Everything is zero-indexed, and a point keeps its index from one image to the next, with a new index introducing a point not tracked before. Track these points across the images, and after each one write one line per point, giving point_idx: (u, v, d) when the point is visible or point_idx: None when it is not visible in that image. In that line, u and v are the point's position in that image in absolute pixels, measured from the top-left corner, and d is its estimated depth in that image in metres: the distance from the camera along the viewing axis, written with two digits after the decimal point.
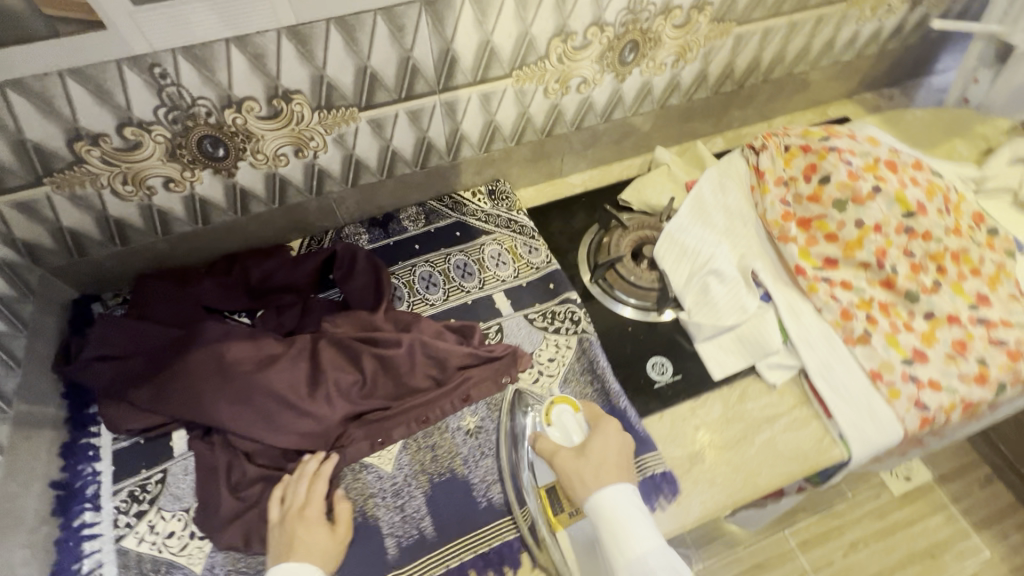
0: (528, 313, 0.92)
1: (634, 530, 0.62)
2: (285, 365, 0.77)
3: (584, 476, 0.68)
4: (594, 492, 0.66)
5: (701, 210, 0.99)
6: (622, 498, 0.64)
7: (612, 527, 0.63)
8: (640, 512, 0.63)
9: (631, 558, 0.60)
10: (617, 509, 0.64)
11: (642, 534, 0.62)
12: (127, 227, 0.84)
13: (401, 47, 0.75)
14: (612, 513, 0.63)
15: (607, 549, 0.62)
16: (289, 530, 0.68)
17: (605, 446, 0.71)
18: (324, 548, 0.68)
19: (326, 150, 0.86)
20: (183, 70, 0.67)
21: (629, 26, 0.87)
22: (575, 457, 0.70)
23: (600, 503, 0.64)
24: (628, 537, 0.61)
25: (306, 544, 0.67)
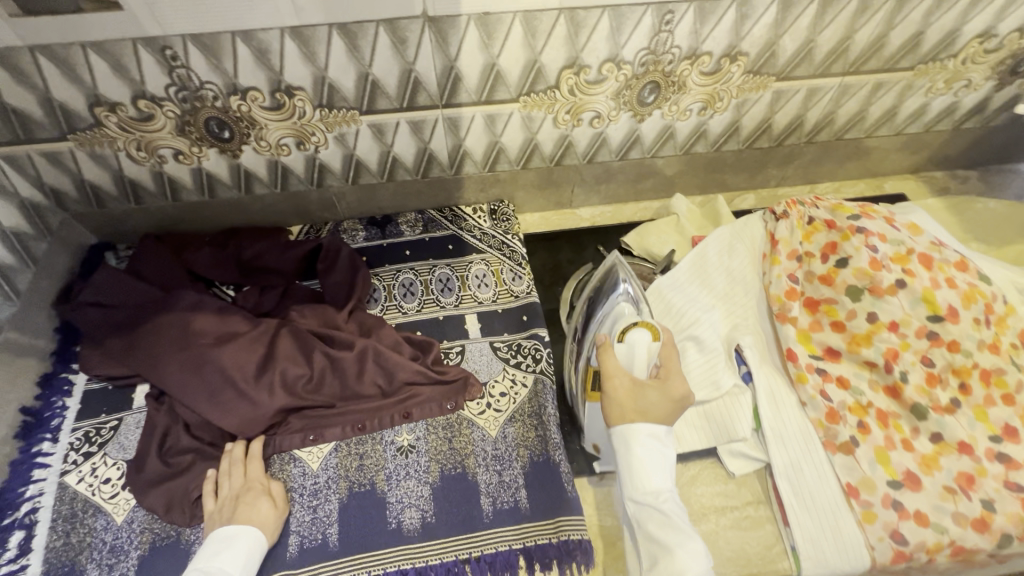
0: (494, 341, 0.91)
1: (657, 465, 0.62)
2: (241, 346, 0.80)
3: (624, 408, 0.64)
4: (629, 420, 0.63)
5: (701, 270, 0.93)
6: (655, 432, 0.63)
7: (632, 462, 0.62)
8: (662, 453, 0.63)
9: (648, 491, 0.61)
10: (649, 443, 0.62)
11: (664, 468, 0.63)
12: (141, 188, 0.90)
13: (404, 59, 0.76)
14: (636, 449, 0.62)
15: (624, 476, 0.62)
16: (230, 507, 0.72)
17: (662, 405, 0.64)
18: (266, 515, 0.72)
19: (327, 147, 0.88)
20: (193, 55, 0.71)
21: (649, 66, 0.83)
22: (625, 393, 0.65)
23: (632, 433, 0.62)
24: (647, 476, 0.61)
25: (249, 509, 0.71)
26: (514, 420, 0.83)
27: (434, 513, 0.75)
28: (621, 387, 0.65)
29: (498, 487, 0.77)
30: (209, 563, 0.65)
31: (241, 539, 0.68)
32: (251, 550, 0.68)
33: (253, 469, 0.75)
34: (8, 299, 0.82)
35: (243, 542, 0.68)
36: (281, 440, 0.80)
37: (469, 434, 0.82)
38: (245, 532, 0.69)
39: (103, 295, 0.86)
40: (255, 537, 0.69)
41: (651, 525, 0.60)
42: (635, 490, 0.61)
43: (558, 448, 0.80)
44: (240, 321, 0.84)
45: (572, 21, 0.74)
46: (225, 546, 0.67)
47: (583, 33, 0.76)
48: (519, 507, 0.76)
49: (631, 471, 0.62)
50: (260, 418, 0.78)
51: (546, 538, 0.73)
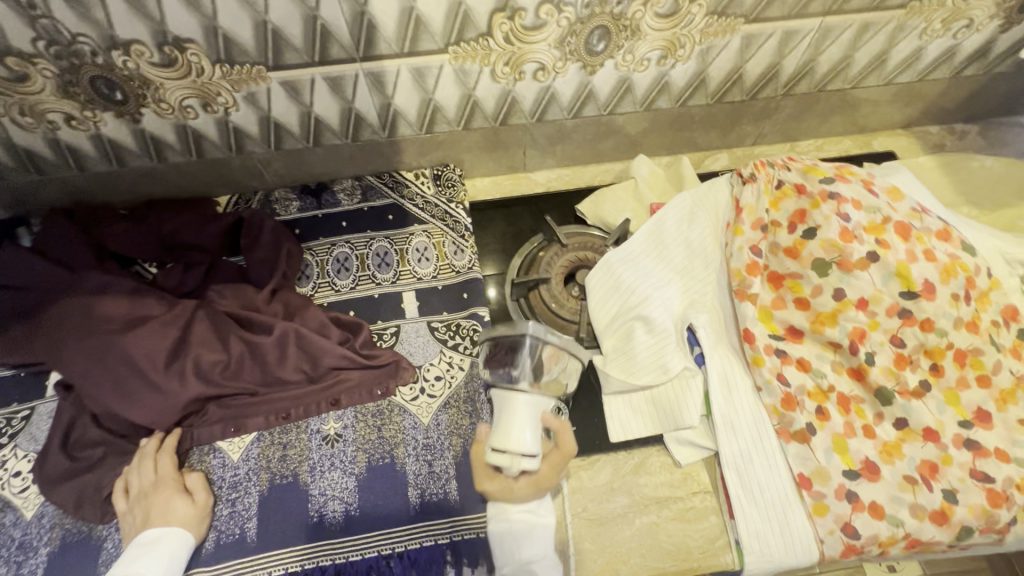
0: (432, 321, 0.84)
1: (529, 537, 0.63)
2: (150, 331, 0.74)
3: (492, 486, 0.66)
4: (496, 497, 0.66)
5: (657, 241, 0.84)
6: (525, 508, 0.65)
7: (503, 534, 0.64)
8: (538, 522, 0.64)
9: (515, 560, 0.62)
10: (514, 516, 0.64)
11: (536, 537, 0.63)
12: (39, 158, 0.82)
13: (304, 4, 0.66)
14: (505, 523, 0.64)
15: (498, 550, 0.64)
16: (146, 504, 0.69)
17: (523, 487, 0.65)
18: (184, 512, 0.68)
19: (238, 109, 0.79)
20: (54, 3, 0.62)
21: (595, 8, 0.72)
22: (491, 483, 0.66)
23: (495, 509, 0.65)
24: (517, 543, 0.63)
25: (164, 507, 0.67)
26: (448, 407, 0.77)
27: (358, 506, 0.71)
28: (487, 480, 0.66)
29: (427, 477, 0.73)
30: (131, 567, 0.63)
31: (166, 540, 0.65)
32: (177, 551, 0.66)
33: (165, 464, 0.71)
34: None
35: (168, 543, 0.65)
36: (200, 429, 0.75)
37: (399, 421, 0.77)
38: (164, 536, 0.66)
39: (7, 277, 0.81)
40: (181, 536, 0.67)
41: None
42: (503, 559, 0.63)
43: None
44: (153, 304, 0.78)
45: None
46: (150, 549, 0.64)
47: None
48: (449, 499, 0.72)
49: (500, 544, 0.64)
50: (174, 408, 0.73)
51: (476, 533, 0.69)
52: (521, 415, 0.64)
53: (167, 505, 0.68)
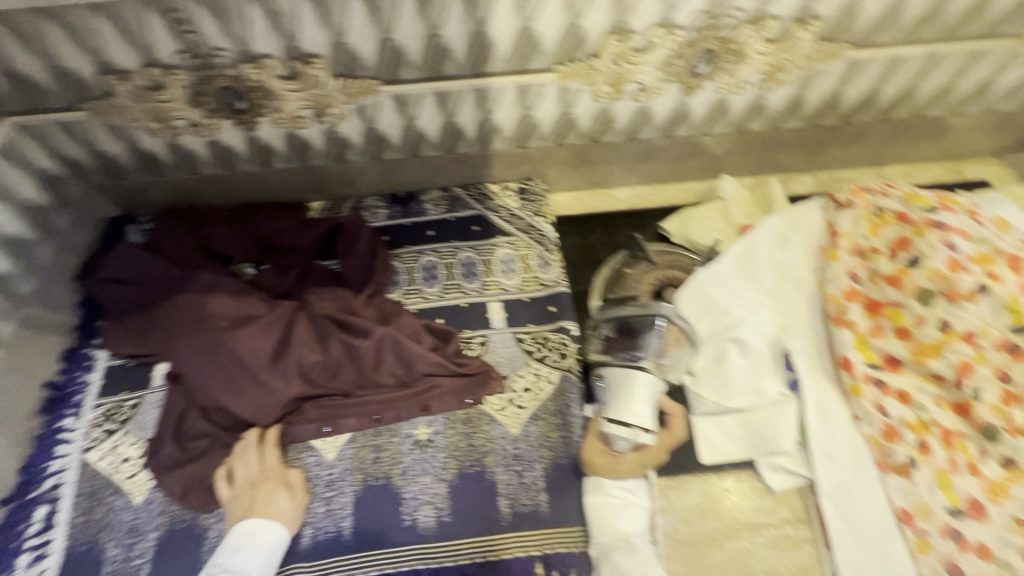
0: (519, 333, 0.85)
1: (625, 511, 0.70)
2: (256, 330, 0.77)
3: (602, 463, 0.72)
4: (600, 473, 0.72)
5: (748, 263, 0.84)
6: (623, 486, 0.72)
7: (603, 506, 0.70)
8: (633, 499, 0.71)
9: (615, 530, 0.68)
10: (616, 491, 0.71)
11: (632, 511, 0.70)
12: (158, 160, 0.87)
13: (430, 24, 0.69)
14: (605, 496, 0.70)
15: (593, 519, 0.70)
16: (252, 495, 0.71)
17: (630, 463, 0.72)
18: (285, 507, 0.71)
19: (347, 120, 0.82)
20: (203, 19, 0.66)
21: (705, 32, 0.73)
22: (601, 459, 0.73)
23: (598, 483, 0.71)
24: (616, 516, 0.69)
25: (268, 501, 0.71)
26: (537, 419, 0.78)
27: (450, 512, 0.73)
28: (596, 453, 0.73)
29: (518, 488, 0.74)
30: (231, 560, 0.66)
31: (265, 535, 0.68)
32: (272, 548, 0.68)
33: (270, 455, 0.74)
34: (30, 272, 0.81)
35: (266, 538, 0.68)
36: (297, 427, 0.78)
37: (489, 431, 0.78)
38: (260, 529, 0.68)
39: (123, 272, 0.86)
40: (277, 532, 0.69)
41: (623, 558, 0.66)
42: (601, 529, 0.69)
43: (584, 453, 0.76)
44: (257, 304, 0.81)
45: None
46: (251, 540, 0.68)
47: None
48: (540, 511, 0.72)
49: (599, 515, 0.70)
50: (276, 406, 0.76)
51: (569, 547, 0.70)
52: (641, 394, 0.73)
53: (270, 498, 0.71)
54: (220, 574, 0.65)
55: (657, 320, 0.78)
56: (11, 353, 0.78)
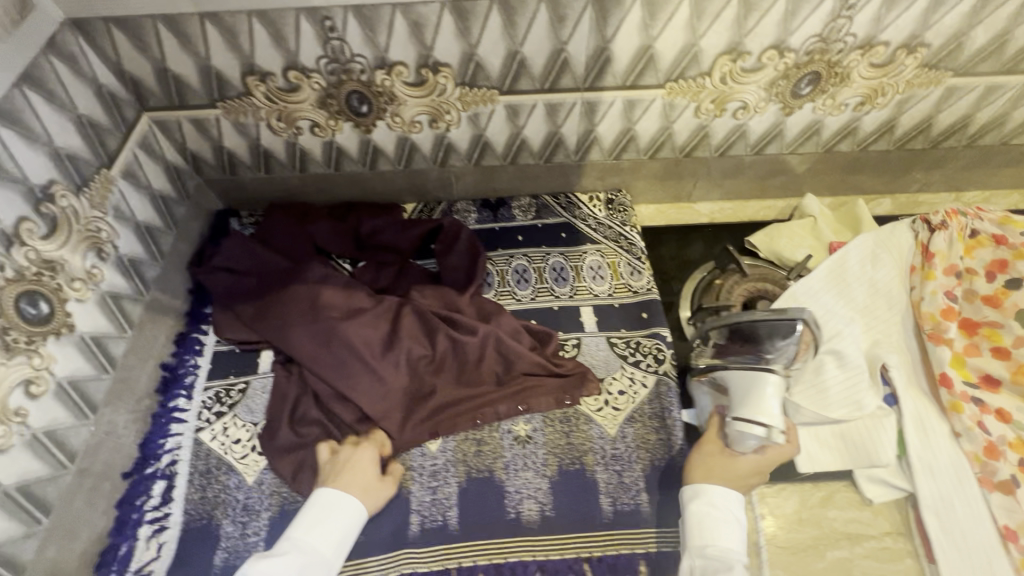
0: (611, 337, 0.88)
1: (727, 528, 0.65)
2: (367, 321, 0.81)
3: (712, 467, 0.69)
4: (706, 480, 0.68)
5: (840, 279, 0.86)
6: (727, 499, 0.66)
7: (704, 516, 0.65)
8: (736, 517, 0.66)
9: (716, 545, 0.63)
10: (719, 502, 0.66)
11: (733, 529, 0.65)
12: (273, 158, 0.92)
13: (557, 38, 0.73)
14: (709, 506, 0.66)
15: (692, 529, 0.65)
16: (338, 466, 0.73)
17: (745, 470, 0.68)
18: (364, 484, 0.72)
19: (458, 126, 0.87)
20: (350, 27, 0.71)
21: (815, 55, 0.76)
22: (713, 460, 0.69)
23: (703, 489, 0.67)
24: (718, 530, 0.64)
25: (351, 475, 0.72)
26: (634, 420, 0.80)
27: (553, 507, 0.74)
28: (708, 455, 0.70)
29: (618, 488, 0.76)
30: (305, 536, 0.67)
31: (342, 511, 0.69)
32: (347, 527, 0.69)
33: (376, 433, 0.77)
34: (155, 259, 0.85)
35: (344, 516, 0.69)
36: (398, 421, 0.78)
37: (587, 430, 0.80)
38: (338, 501, 0.70)
39: (234, 262, 0.90)
40: (356, 510, 0.70)
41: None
42: (701, 540, 0.64)
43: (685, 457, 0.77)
44: (365, 297, 0.85)
45: (745, 4, 0.69)
46: (328, 512, 0.69)
47: (754, 16, 0.71)
48: (640, 511, 0.74)
49: (699, 526, 0.65)
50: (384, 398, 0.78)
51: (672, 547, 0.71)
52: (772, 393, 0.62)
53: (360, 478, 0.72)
54: (291, 548, 0.65)
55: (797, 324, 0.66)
56: (136, 333, 0.80)
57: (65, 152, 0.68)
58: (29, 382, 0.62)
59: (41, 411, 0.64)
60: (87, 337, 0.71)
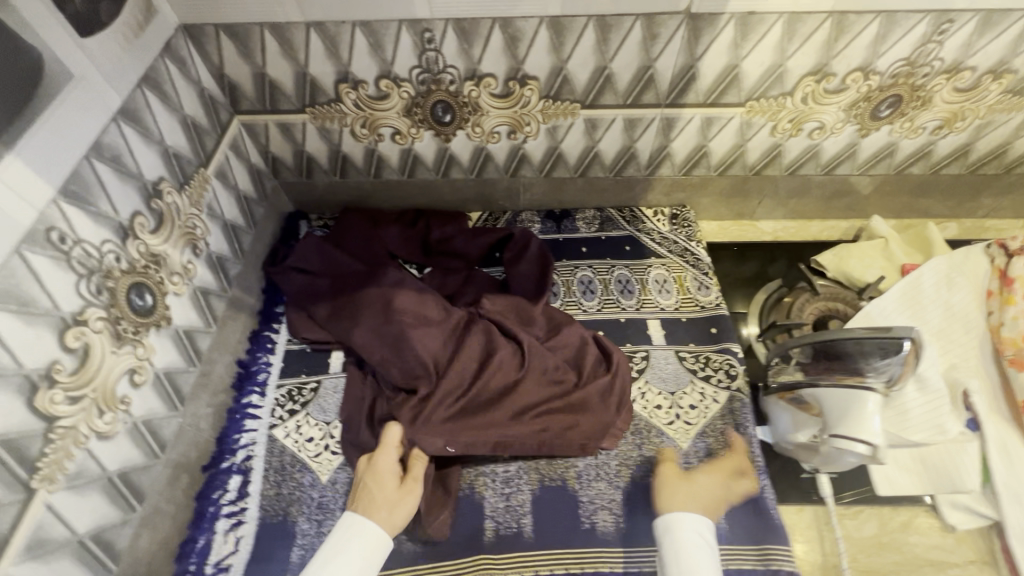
0: (680, 351, 0.88)
1: (705, 557, 0.63)
2: (432, 332, 0.80)
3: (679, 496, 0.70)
4: (673, 512, 0.68)
5: (914, 300, 0.85)
6: (699, 530, 0.66)
7: (679, 547, 0.64)
8: (710, 545, 0.64)
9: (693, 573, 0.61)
10: (692, 529, 0.65)
11: (710, 557, 0.63)
12: (350, 163, 0.94)
13: (647, 55, 0.75)
14: (682, 536, 0.65)
15: (670, 564, 0.63)
16: (366, 494, 0.69)
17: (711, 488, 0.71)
18: (388, 504, 0.68)
19: (536, 138, 0.88)
20: (448, 38, 0.73)
21: (900, 78, 0.77)
22: (680, 492, 0.70)
23: (671, 519, 0.67)
24: (693, 559, 0.62)
25: (370, 493, 0.69)
26: (706, 435, 0.80)
27: (628, 520, 0.74)
28: (674, 485, 0.71)
29: None
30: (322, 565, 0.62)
31: (354, 534, 0.65)
32: (367, 550, 0.64)
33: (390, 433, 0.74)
34: (236, 258, 0.88)
35: (363, 538, 0.64)
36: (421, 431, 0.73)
37: (659, 443, 0.80)
38: (360, 527, 0.65)
39: (306, 262, 0.91)
40: (376, 534, 0.65)
41: None
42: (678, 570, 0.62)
43: (760, 473, 0.76)
44: (434, 308, 0.83)
45: (837, 26, 0.70)
46: (348, 533, 0.65)
47: (844, 39, 0.72)
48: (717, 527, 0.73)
49: (673, 554, 0.64)
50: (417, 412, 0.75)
51: (753, 565, 0.70)
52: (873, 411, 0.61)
53: (382, 499, 0.69)
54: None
55: (902, 341, 0.61)
56: (218, 329, 0.82)
57: (172, 151, 0.71)
58: (134, 371, 0.64)
59: (140, 400, 0.65)
60: (180, 330, 0.73)
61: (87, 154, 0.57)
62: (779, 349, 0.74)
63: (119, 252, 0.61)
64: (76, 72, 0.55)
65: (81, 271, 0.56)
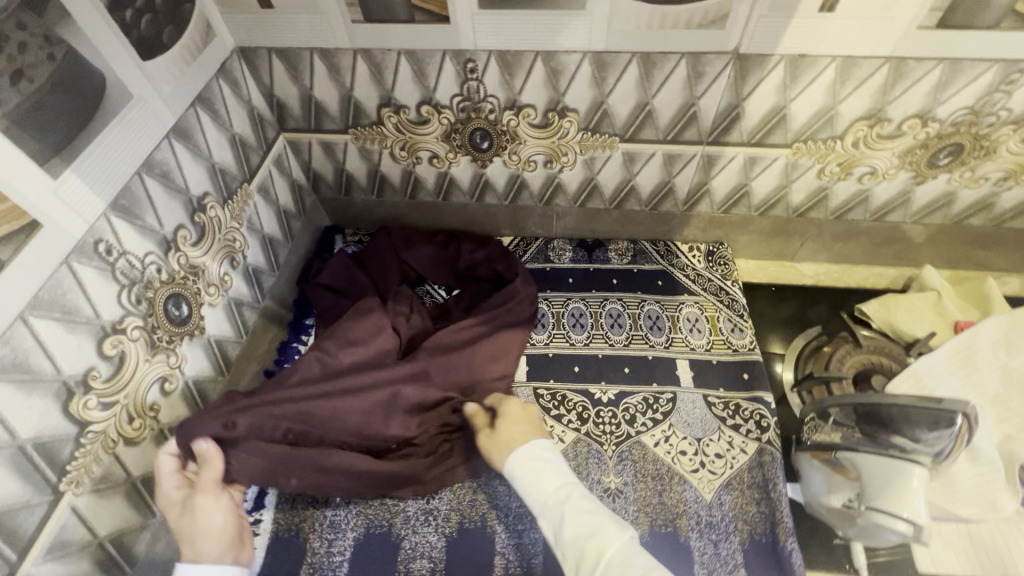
0: (709, 395, 0.84)
1: (548, 473, 0.67)
2: (354, 354, 0.76)
3: (504, 447, 0.71)
4: (510, 459, 0.69)
5: (967, 361, 0.79)
6: (531, 454, 0.69)
7: (527, 482, 0.67)
8: (547, 456, 0.69)
9: (549, 494, 0.65)
10: (528, 458, 0.68)
11: (554, 469, 0.68)
12: (387, 182, 0.96)
13: (691, 93, 0.73)
14: (523, 469, 0.68)
15: (529, 500, 0.66)
16: (185, 517, 0.62)
17: (517, 423, 0.73)
18: (191, 532, 0.62)
19: (572, 168, 0.88)
20: (490, 69, 0.74)
21: (962, 127, 0.73)
22: (498, 443, 0.72)
23: (512, 464, 0.69)
24: (540, 483, 0.66)
25: (188, 523, 0.62)
26: (731, 488, 0.76)
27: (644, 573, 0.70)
28: (493, 438, 0.72)
29: (714, 559, 0.71)
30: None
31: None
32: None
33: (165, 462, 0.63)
34: (271, 269, 0.90)
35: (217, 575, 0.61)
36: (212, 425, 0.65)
37: (681, 491, 0.76)
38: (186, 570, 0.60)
39: (336, 279, 0.93)
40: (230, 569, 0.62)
41: (568, 519, 0.61)
42: (538, 499, 0.65)
43: (789, 535, 0.72)
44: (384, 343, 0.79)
45: (895, 72, 0.67)
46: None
47: (902, 84, 0.68)
48: None
49: (525, 491, 0.66)
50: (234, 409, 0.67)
51: None
52: (918, 488, 0.56)
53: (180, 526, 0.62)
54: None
55: (953, 416, 0.56)
56: (247, 338, 0.84)
57: (218, 167, 0.73)
58: (165, 379, 0.65)
59: (168, 407, 0.67)
60: (211, 339, 0.74)
61: (139, 171, 0.59)
62: (817, 405, 0.71)
63: (160, 263, 0.64)
64: (135, 94, 0.58)
65: (123, 282, 0.58)
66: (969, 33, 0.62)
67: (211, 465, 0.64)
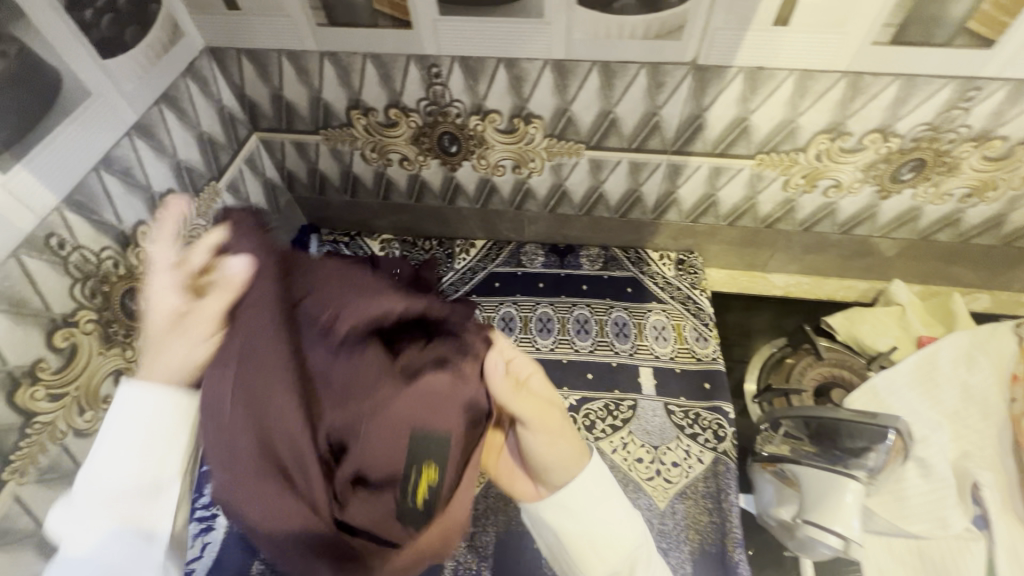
0: (670, 404, 0.84)
1: (612, 517, 0.56)
2: None
3: (550, 464, 0.55)
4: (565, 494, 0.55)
5: (928, 377, 0.78)
6: (596, 495, 0.56)
7: (584, 530, 0.55)
8: (609, 493, 0.56)
9: (612, 546, 0.55)
10: (590, 498, 0.55)
11: (617, 511, 0.56)
12: (360, 183, 0.96)
13: (653, 102, 0.74)
14: (580, 512, 0.55)
15: (583, 549, 0.55)
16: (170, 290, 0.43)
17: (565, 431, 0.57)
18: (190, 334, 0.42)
19: (540, 174, 0.88)
20: (454, 75, 0.75)
21: (922, 142, 0.73)
22: (540, 446, 0.55)
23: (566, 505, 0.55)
24: (602, 537, 0.55)
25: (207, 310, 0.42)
26: (685, 497, 0.76)
27: None
28: (537, 445, 0.54)
29: None
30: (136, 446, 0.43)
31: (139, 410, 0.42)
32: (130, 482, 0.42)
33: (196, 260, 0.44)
34: None
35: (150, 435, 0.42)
36: (271, 270, 0.44)
37: (634, 499, 0.76)
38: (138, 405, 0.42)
39: None
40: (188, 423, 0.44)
41: None
42: (597, 554, 0.55)
43: (737, 546, 0.72)
44: None
45: (852, 86, 0.67)
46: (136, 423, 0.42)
47: (860, 99, 0.69)
48: None
49: (585, 542, 0.55)
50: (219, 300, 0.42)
51: None
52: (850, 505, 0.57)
53: (151, 336, 0.42)
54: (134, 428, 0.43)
55: (886, 431, 0.58)
56: None
57: (184, 165, 0.74)
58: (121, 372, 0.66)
59: None
60: None
61: (96, 167, 0.60)
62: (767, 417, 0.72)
63: (118, 259, 0.65)
64: (93, 91, 0.59)
65: (76, 275, 0.59)
66: (922, 51, 0.62)
67: (221, 294, 0.43)
